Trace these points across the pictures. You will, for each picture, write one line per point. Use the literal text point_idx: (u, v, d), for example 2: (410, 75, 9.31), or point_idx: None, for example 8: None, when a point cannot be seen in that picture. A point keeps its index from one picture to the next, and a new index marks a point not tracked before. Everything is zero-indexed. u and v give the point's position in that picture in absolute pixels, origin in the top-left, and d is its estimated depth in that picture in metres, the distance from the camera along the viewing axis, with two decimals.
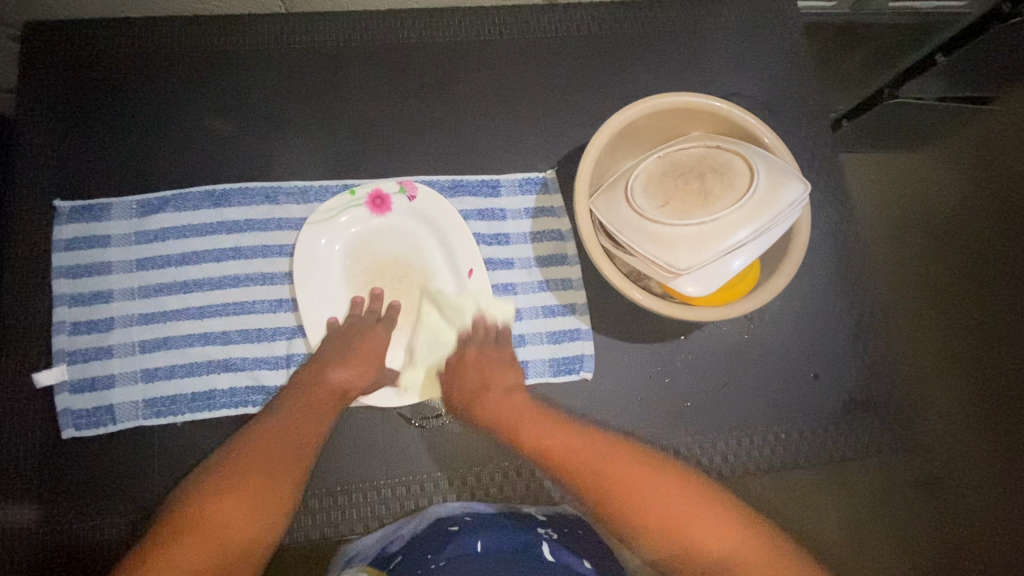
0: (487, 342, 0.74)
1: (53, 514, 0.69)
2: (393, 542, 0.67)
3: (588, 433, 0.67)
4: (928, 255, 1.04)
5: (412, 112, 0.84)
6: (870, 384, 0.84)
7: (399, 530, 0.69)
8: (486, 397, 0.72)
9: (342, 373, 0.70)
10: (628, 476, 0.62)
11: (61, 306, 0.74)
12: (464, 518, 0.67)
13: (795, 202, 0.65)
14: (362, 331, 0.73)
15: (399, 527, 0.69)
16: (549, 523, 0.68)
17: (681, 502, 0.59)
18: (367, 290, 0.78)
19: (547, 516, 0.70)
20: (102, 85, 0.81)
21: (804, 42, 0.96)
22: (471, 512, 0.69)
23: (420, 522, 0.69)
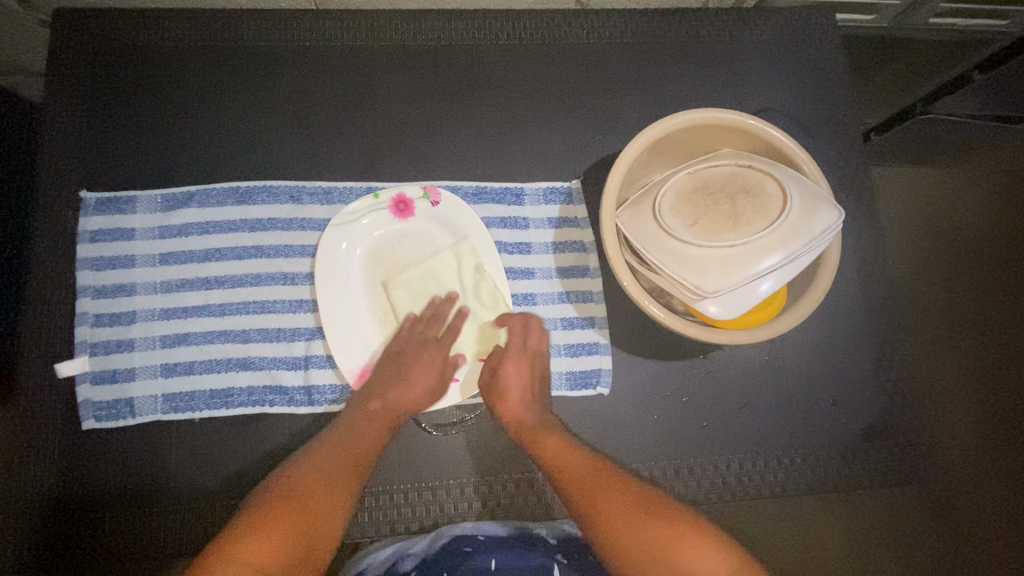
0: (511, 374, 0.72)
1: (72, 503, 0.70)
2: (404, 560, 0.66)
3: (598, 483, 0.63)
4: (957, 274, 1.01)
5: (439, 114, 0.83)
6: (888, 410, 0.83)
7: (410, 545, 0.68)
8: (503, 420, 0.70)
9: (403, 398, 0.70)
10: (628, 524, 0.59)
11: (85, 297, 0.74)
12: (478, 538, 0.67)
13: (828, 229, 0.64)
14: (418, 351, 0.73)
15: (410, 545, 0.68)
16: (559, 547, 0.67)
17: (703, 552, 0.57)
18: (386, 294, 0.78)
19: (558, 538, 0.68)
20: (132, 74, 0.81)
21: (840, 58, 0.93)
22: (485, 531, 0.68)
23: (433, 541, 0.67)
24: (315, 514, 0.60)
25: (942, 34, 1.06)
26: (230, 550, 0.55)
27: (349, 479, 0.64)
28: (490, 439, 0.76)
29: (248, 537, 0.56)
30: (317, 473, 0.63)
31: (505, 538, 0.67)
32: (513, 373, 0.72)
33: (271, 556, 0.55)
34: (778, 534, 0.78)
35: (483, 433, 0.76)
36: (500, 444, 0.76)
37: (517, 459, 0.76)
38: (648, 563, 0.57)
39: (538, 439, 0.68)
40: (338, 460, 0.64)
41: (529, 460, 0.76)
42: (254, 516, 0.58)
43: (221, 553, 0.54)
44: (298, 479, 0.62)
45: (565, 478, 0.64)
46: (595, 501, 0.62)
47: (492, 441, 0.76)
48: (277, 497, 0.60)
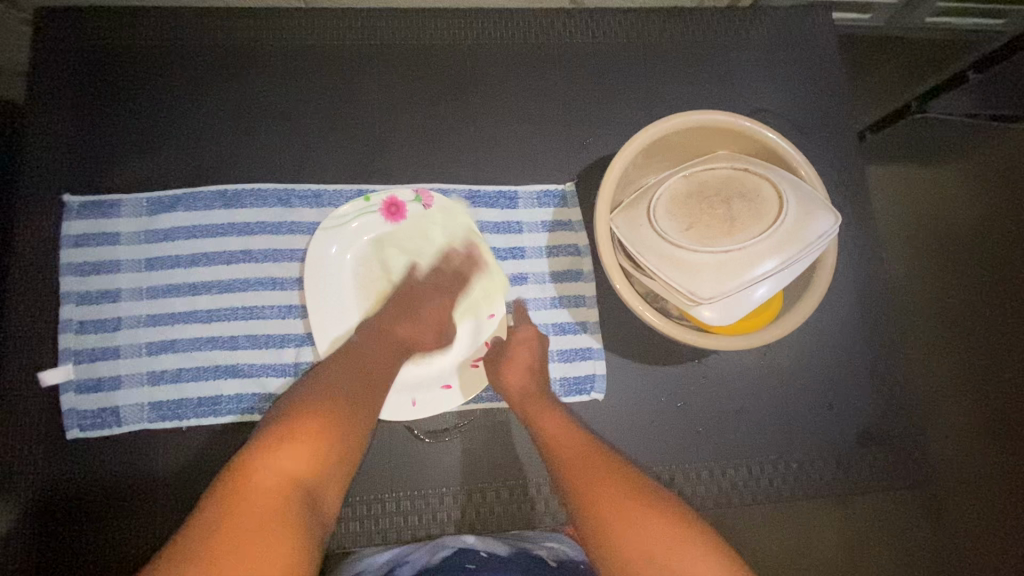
0: (519, 358, 0.74)
1: (56, 514, 0.69)
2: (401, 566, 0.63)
3: (588, 461, 0.61)
4: (952, 275, 1.00)
5: (430, 115, 0.82)
6: (883, 413, 0.82)
7: (410, 552, 0.66)
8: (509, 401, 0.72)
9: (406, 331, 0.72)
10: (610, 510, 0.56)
11: (68, 303, 0.73)
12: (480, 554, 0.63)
13: (825, 234, 0.63)
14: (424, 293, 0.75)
15: (409, 552, 0.66)
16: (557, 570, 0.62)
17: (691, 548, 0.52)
18: (376, 299, 0.77)
19: (558, 561, 0.64)
20: (114, 74, 0.79)
21: (836, 57, 0.92)
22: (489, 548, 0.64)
23: (434, 553, 0.64)
24: (342, 425, 0.58)
25: (938, 34, 1.06)
26: (258, 461, 0.52)
27: (369, 397, 0.63)
28: (483, 446, 0.75)
29: (276, 447, 0.54)
30: (337, 390, 0.61)
31: (508, 557, 0.63)
32: (518, 355, 0.74)
33: (303, 466, 0.53)
34: (774, 540, 0.78)
35: (477, 440, 0.75)
36: (493, 451, 0.75)
37: (510, 467, 0.75)
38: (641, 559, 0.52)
39: (541, 416, 0.68)
40: (356, 381, 0.63)
41: (523, 467, 0.75)
42: (278, 430, 0.56)
43: (248, 465, 0.52)
44: (319, 395, 0.60)
45: (560, 455, 0.63)
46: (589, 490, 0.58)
47: (486, 448, 0.75)
48: (300, 413, 0.58)
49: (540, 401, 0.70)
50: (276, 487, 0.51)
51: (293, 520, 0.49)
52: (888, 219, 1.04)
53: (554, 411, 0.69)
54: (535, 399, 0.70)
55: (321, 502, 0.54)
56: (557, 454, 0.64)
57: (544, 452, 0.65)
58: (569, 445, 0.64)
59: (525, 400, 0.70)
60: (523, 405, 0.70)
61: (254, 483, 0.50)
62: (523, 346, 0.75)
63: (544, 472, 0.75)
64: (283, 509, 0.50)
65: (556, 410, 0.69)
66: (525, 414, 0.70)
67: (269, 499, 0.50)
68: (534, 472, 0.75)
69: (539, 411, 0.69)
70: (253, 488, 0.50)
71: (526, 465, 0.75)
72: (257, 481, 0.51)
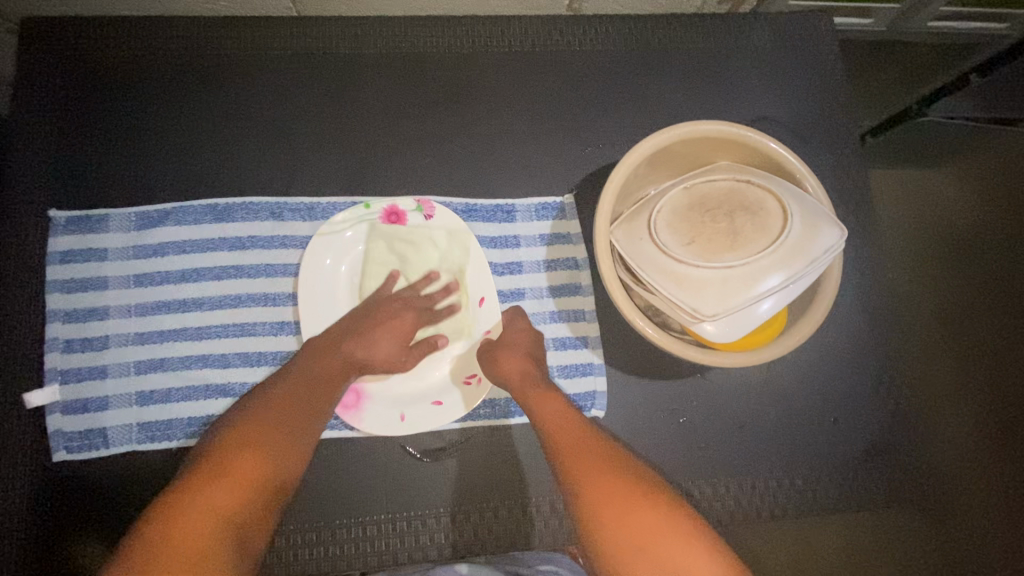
0: (519, 340, 0.72)
1: (38, 540, 0.66)
2: None
3: (589, 451, 0.61)
4: (956, 284, 0.99)
5: (426, 125, 0.80)
6: (889, 427, 0.81)
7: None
8: (504, 380, 0.70)
9: (364, 350, 0.69)
10: (609, 508, 0.56)
11: (55, 321, 0.71)
12: None
13: (831, 248, 0.61)
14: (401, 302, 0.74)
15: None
16: None
17: (685, 546, 0.52)
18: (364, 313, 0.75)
19: None
20: (101, 84, 0.78)
21: (838, 63, 0.91)
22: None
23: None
24: (273, 452, 0.59)
25: (941, 38, 1.04)
26: (181, 498, 0.53)
27: (306, 420, 0.63)
28: (481, 466, 0.73)
29: (202, 484, 0.55)
30: (269, 418, 0.62)
31: None
32: (518, 338, 0.73)
33: (230, 500, 0.54)
34: (780, 559, 0.76)
35: (474, 459, 0.73)
36: (491, 469, 0.73)
37: (509, 486, 0.73)
38: (636, 554, 0.53)
39: (541, 398, 0.67)
40: (291, 407, 0.63)
41: (521, 486, 0.73)
42: (206, 466, 0.57)
43: (172, 503, 0.53)
44: (249, 425, 0.61)
45: (557, 444, 0.62)
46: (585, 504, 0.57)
47: (484, 468, 0.73)
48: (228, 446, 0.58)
49: (539, 386, 0.68)
50: (200, 520, 0.52)
51: (217, 554, 0.50)
52: (892, 227, 1.03)
53: (555, 397, 0.67)
54: (533, 383, 0.68)
55: (252, 529, 0.55)
56: (555, 442, 0.63)
57: (543, 437, 0.64)
58: (571, 437, 0.63)
59: (523, 383, 0.68)
60: (523, 384, 0.68)
61: (182, 517, 0.51)
62: (522, 337, 0.73)
63: (543, 491, 0.74)
64: (208, 540, 0.51)
65: (554, 392, 0.68)
66: (522, 401, 0.67)
67: (194, 531, 0.51)
68: (534, 491, 0.73)
69: (540, 394, 0.67)
70: (178, 523, 0.51)
71: (525, 484, 0.73)
72: (180, 517, 0.51)
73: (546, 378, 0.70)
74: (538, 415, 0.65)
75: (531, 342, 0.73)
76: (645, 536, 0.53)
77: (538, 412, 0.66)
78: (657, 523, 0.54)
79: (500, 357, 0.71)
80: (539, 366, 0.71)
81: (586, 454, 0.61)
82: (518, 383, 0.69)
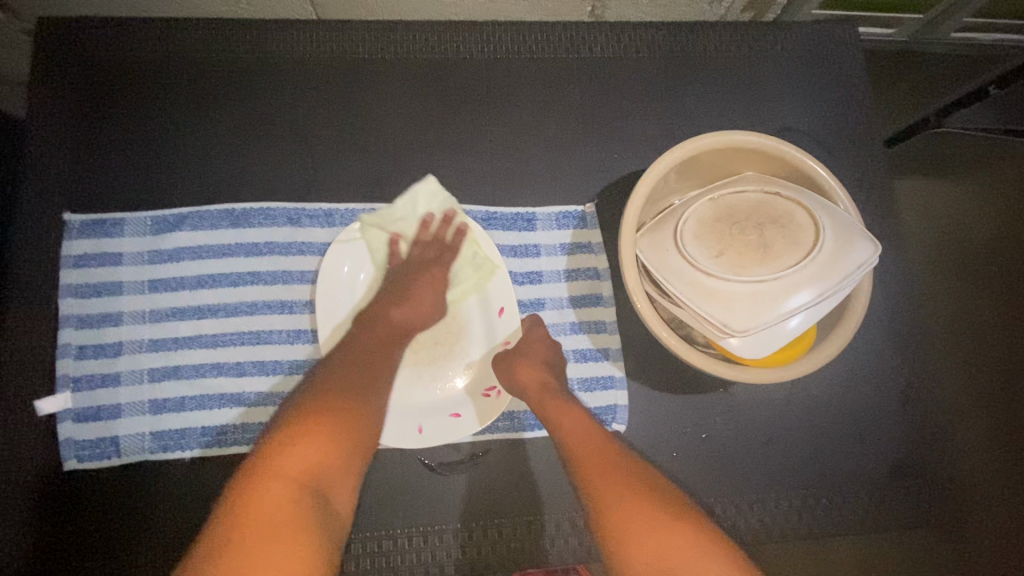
0: (536, 349, 0.71)
1: (49, 549, 0.65)
2: None
3: (608, 465, 0.60)
4: (981, 298, 0.97)
5: (446, 131, 0.79)
6: (916, 444, 0.79)
7: None
8: (521, 390, 0.69)
9: (407, 316, 0.69)
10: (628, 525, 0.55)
11: (68, 327, 0.70)
12: None
13: (865, 263, 0.60)
14: (420, 267, 0.72)
15: None
16: None
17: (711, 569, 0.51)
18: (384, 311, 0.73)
19: None
20: (118, 84, 0.76)
21: (863, 72, 0.90)
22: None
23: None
24: (348, 422, 0.59)
25: (963, 48, 1.03)
26: (261, 472, 0.54)
27: (373, 384, 0.63)
28: (499, 480, 0.72)
29: (280, 455, 0.55)
30: (340, 388, 0.61)
31: None
32: (535, 346, 0.71)
33: (308, 465, 0.55)
34: None
35: (492, 473, 0.72)
36: (510, 484, 0.72)
37: (528, 501, 0.72)
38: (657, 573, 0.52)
39: (560, 410, 0.65)
40: (357, 378, 0.62)
41: (540, 501, 0.72)
42: (282, 436, 0.56)
43: (253, 477, 0.54)
44: (323, 394, 0.60)
45: (579, 460, 0.61)
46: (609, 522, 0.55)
47: (502, 482, 0.72)
48: (303, 416, 0.58)
49: (558, 396, 0.67)
50: (282, 494, 0.52)
51: (301, 519, 0.52)
52: (915, 240, 1.01)
53: (575, 409, 0.65)
54: (552, 395, 0.67)
55: (334, 495, 0.56)
56: (574, 454, 0.61)
57: (562, 448, 0.63)
58: (590, 448, 0.61)
59: (541, 394, 0.67)
60: (541, 394, 0.67)
61: (267, 489, 0.52)
62: (540, 345, 0.71)
63: (563, 506, 0.72)
64: (293, 507, 0.52)
65: (572, 403, 0.66)
66: (541, 413, 0.66)
67: (281, 504, 0.52)
68: (553, 507, 0.72)
69: (557, 404, 0.66)
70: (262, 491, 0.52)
71: (544, 498, 0.72)
72: (267, 489, 0.52)
73: (565, 390, 0.68)
74: (558, 429, 0.64)
75: (548, 351, 0.71)
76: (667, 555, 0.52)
77: (556, 425, 0.64)
78: (679, 541, 0.53)
79: (516, 366, 0.70)
80: (557, 377, 0.70)
81: (611, 472, 0.59)
82: (536, 393, 0.67)
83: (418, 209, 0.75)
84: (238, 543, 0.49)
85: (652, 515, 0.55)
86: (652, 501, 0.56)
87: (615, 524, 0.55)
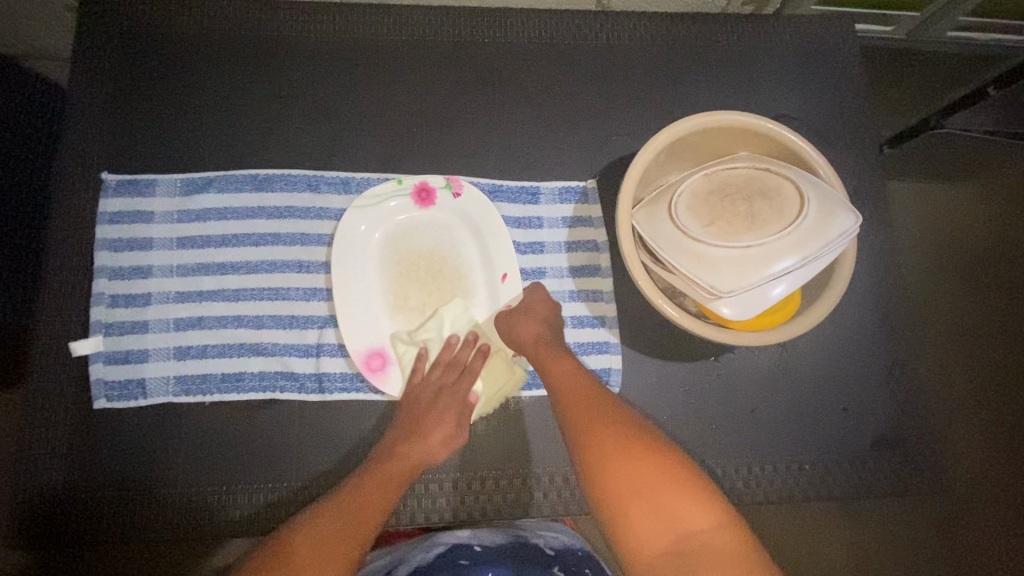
0: (538, 305, 0.75)
1: (80, 479, 0.71)
2: (401, 566, 0.65)
3: (593, 408, 0.64)
4: (966, 287, 1.01)
5: (458, 109, 0.84)
6: (899, 418, 0.82)
7: (407, 553, 0.67)
8: (519, 343, 0.73)
9: (418, 449, 0.68)
10: (607, 457, 0.58)
11: (101, 277, 0.75)
12: (474, 549, 0.65)
13: (845, 233, 0.64)
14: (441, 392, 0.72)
15: (406, 553, 0.67)
16: (558, 559, 0.66)
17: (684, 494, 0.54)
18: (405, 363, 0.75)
19: (554, 550, 0.68)
20: (153, 57, 0.82)
21: (858, 65, 0.94)
22: (481, 542, 0.67)
23: (429, 550, 0.66)
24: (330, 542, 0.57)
25: (959, 47, 1.07)
26: None
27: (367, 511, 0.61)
28: (498, 435, 0.76)
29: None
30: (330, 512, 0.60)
31: (501, 547, 0.66)
32: (537, 304, 0.75)
33: None
34: None
35: (491, 428, 0.76)
36: (507, 438, 0.76)
37: (524, 455, 0.76)
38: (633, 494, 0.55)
39: (554, 362, 0.69)
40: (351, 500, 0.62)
41: (535, 456, 0.76)
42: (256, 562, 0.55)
43: None
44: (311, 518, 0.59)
45: (567, 403, 0.65)
46: (594, 455, 0.59)
47: (500, 437, 0.76)
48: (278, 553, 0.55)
49: (554, 349, 0.71)
50: None
51: None
52: (907, 229, 1.04)
53: (570, 360, 0.70)
54: (547, 347, 0.71)
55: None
56: (564, 398, 0.66)
57: (554, 395, 0.67)
58: (578, 395, 0.66)
59: (537, 346, 0.71)
60: (538, 348, 0.71)
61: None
62: (542, 304, 0.75)
63: (557, 462, 0.76)
64: None
65: (567, 356, 0.70)
66: (537, 364, 0.70)
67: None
68: (547, 461, 0.76)
69: (552, 357, 0.70)
70: None
71: (540, 453, 0.76)
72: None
73: (563, 345, 0.72)
74: (551, 376, 0.68)
75: (549, 309, 0.75)
76: (643, 480, 0.55)
77: (550, 374, 0.68)
78: (656, 468, 0.56)
79: (516, 321, 0.74)
80: (555, 332, 0.73)
81: (594, 414, 0.63)
82: (535, 346, 0.71)
83: (445, 330, 0.77)
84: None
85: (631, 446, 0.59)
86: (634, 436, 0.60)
87: (594, 454, 0.59)
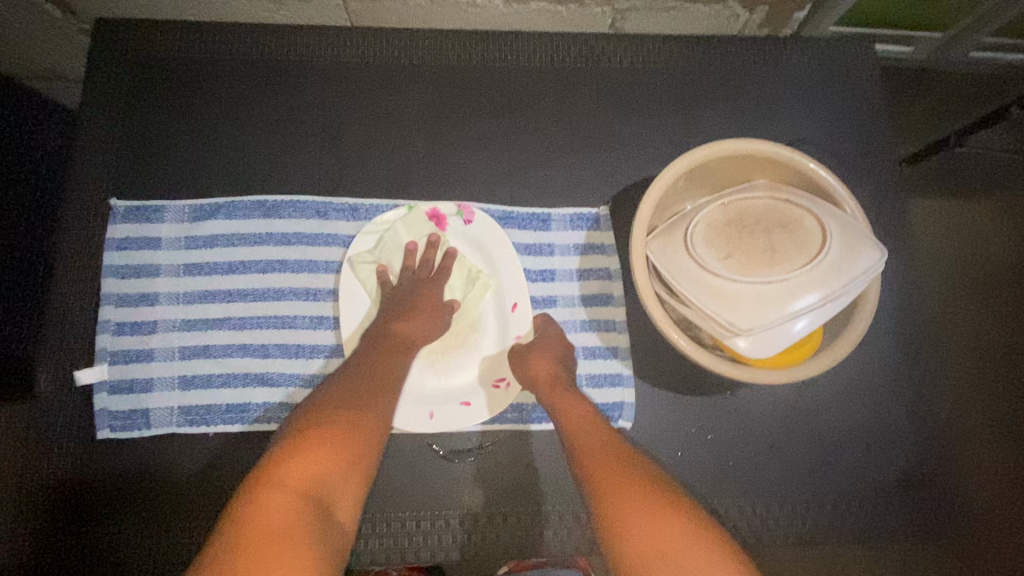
0: (550, 341, 0.74)
1: (79, 511, 0.69)
2: None
3: (608, 456, 0.62)
4: (992, 315, 0.98)
5: (468, 133, 0.83)
6: (924, 456, 0.79)
7: None
8: (531, 382, 0.71)
9: (405, 326, 0.69)
10: (624, 514, 0.56)
11: (108, 305, 0.74)
12: None
13: (870, 269, 0.61)
14: (418, 285, 0.74)
15: None
16: None
17: (709, 558, 0.51)
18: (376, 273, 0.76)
19: None
20: (161, 81, 0.82)
21: (879, 88, 0.91)
22: None
23: None
24: (354, 428, 0.57)
25: (980, 68, 1.04)
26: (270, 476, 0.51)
27: (382, 395, 0.62)
28: (507, 470, 0.74)
29: (275, 474, 0.51)
30: (349, 399, 0.60)
31: None
32: (549, 335, 0.75)
33: (312, 475, 0.52)
34: None
35: (500, 463, 0.74)
36: (515, 474, 0.74)
37: (534, 492, 0.74)
38: (653, 555, 0.53)
39: (567, 404, 0.67)
40: (367, 388, 0.62)
41: (545, 492, 0.74)
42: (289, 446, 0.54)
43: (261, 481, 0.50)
44: (333, 403, 0.59)
45: (577, 445, 0.63)
46: (611, 509, 0.57)
47: (509, 472, 0.74)
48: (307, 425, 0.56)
49: (567, 390, 0.69)
50: (283, 502, 0.49)
51: (301, 530, 0.47)
52: (932, 254, 1.01)
53: (580, 402, 0.68)
54: (559, 387, 0.69)
55: (343, 513, 0.52)
56: (576, 444, 0.64)
57: (565, 440, 0.65)
58: (591, 440, 0.64)
59: (549, 386, 0.70)
60: (552, 385, 0.70)
61: (260, 510, 0.48)
62: (555, 339, 0.74)
63: (567, 498, 0.74)
64: (293, 516, 0.48)
65: (580, 396, 0.69)
66: (547, 405, 0.69)
67: (278, 520, 0.47)
68: (556, 498, 0.74)
69: (565, 400, 0.68)
70: (265, 501, 0.48)
71: (550, 490, 0.74)
72: (261, 499, 0.48)
73: (575, 386, 0.71)
74: (562, 417, 0.67)
75: (561, 344, 0.74)
76: (664, 540, 0.53)
77: (564, 418, 0.66)
78: (678, 527, 0.54)
79: (527, 355, 0.73)
80: (567, 372, 0.72)
81: (612, 466, 0.60)
82: (547, 383, 0.70)
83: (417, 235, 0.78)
84: (235, 556, 0.44)
85: (650, 503, 0.56)
86: (653, 492, 0.58)
87: (611, 507, 0.57)
